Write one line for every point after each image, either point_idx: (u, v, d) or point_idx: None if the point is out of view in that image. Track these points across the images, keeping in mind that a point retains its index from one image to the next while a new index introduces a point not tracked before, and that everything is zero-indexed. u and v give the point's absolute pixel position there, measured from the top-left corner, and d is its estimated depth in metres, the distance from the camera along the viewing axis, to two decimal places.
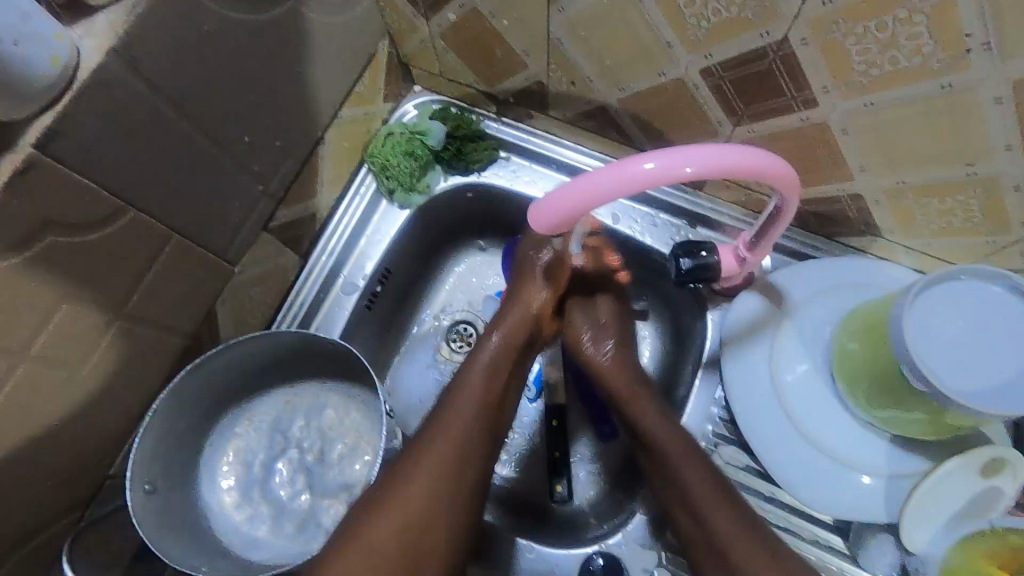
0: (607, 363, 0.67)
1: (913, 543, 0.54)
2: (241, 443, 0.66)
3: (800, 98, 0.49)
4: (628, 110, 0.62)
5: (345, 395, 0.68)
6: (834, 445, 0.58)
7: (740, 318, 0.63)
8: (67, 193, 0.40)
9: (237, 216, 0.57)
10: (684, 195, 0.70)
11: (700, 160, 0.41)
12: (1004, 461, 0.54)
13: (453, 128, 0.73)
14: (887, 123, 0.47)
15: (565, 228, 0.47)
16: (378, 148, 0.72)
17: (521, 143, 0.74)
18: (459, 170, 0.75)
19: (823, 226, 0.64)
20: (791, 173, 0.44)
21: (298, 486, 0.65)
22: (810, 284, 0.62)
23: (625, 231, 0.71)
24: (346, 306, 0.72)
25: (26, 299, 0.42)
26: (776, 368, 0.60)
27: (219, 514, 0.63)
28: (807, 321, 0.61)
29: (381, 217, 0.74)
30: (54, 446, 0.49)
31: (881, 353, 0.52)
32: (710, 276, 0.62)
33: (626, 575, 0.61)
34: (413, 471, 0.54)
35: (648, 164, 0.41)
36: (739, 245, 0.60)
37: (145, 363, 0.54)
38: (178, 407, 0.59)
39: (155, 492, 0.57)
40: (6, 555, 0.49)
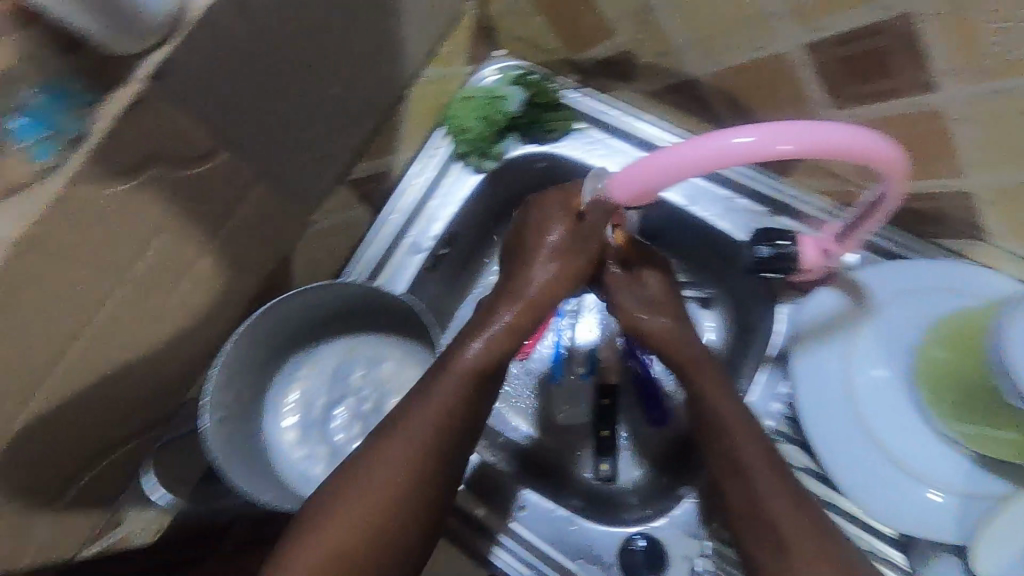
0: None
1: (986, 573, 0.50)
2: (303, 384, 0.69)
3: (915, 81, 0.46)
4: (717, 85, 0.59)
5: (406, 351, 0.70)
6: (905, 456, 0.55)
7: (816, 313, 0.60)
8: (170, 126, 0.42)
9: (318, 166, 0.59)
10: (767, 181, 0.67)
11: (799, 138, 0.39)
12: None
13: (532, 95, 0.72)
14: (1015, 113, 0.43)
15: (642, 202, 0.46)
16: (456, 110, 0.72)
17: (600, 115, 0.72)
18: (532, 139, 0.73)
19: (918, 225, 0.60)
20: (898, 158, 0.41)
21: (354, 432, 0.67)
22: (897, 285, 0.58)
23: (699, 214, 0.69)
24: (411, 265, 0.73)
25: (128, 226, 0.44)
26: (850, 369, 0.57)
27: (279, 448, 0.66)
28: (890, 323, 0.57)
29: (451, 180, 0.75)
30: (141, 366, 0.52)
31: (971, 362, 0.50)
32: (789, 267, 0.58)
33: (667, 559, 0.61)
34: (464, 429, 0.55)
35: (740, 138, 0.39)
36: (824, 236, 0.57)
37: (225, 298, 0.57)
38: (252, 344, 0.62)
39: (226, 419, 0.60)
40: (93, 459, 0.53)
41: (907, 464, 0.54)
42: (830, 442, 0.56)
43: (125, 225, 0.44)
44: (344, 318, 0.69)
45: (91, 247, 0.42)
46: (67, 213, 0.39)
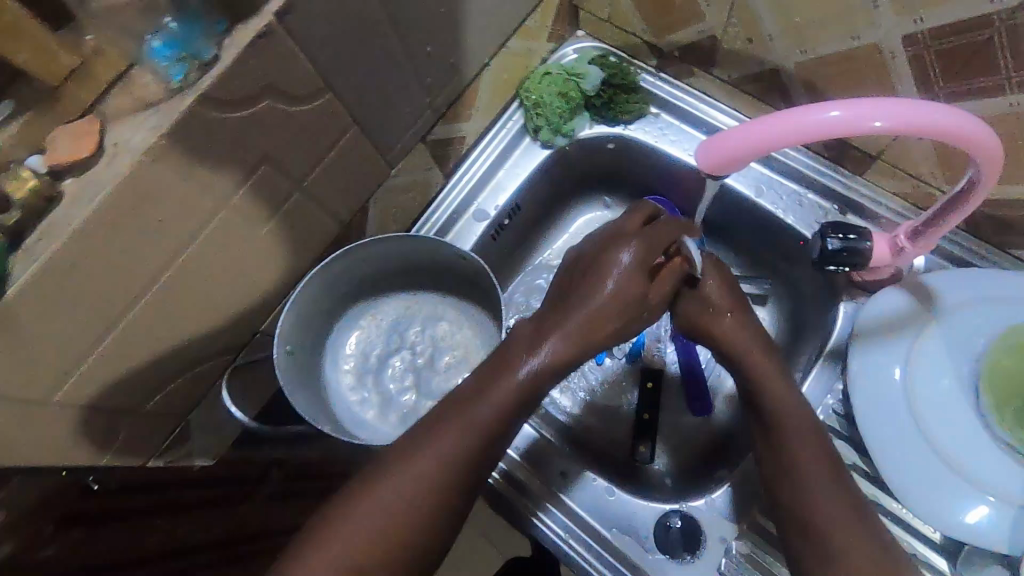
0: None
1: None
2: (363, 333, 0.72)
3: (1017, 79, 0.46)
4: (804, 76, 0.59)
5: (464, 312, 0.73)
6: (962, 462, 0.54)
7: (881, 312, 0.60)
8: (289, 63, 0.45)
9: (404, 122, 0.61)
10: (840, 178, 0.67)
11: (892, 115, 0.40)
12: None
13: (610, 75, 0.73)
14: None
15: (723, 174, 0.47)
16: (534, 85, 0.74)
17: (674, 100, 0.74)
18: (606, 120, 0.75)
19: (996, 234, 0.59)
20: (994, 145, 0.41)
21: (406, 384, 0.70)
22: (968, 292, 0.58)
23: (768, 205, 0.69)
24: (475, 232, 0.75)
25: (238, 155, 0.47)
26: (911, 370, 0.57)
27: (336, 390, 0.69)
28: (958, 328, 0.57)
29: (521, 153, 0.76)
30: (229, 292, 0.56)
31: None
32: (857, 262, 0.58)
33: (702, 540, 0.61)
34: None
35: (833, 112, 0.40)
36: (899, 232, 0.57)
37: (306, 238, 0.60)
38: (325, 285, 0.65)
39: (294, 353, 0.63)
40: (175, 376, 0.57)
41: (964, 470, 0.54)
42: (884, 440, 0.56)
43: (237, 153, 0.47)
44: (407, 275, 0.72)
45: (207, 171, 0.45)
46: (193, 133, 0.42)
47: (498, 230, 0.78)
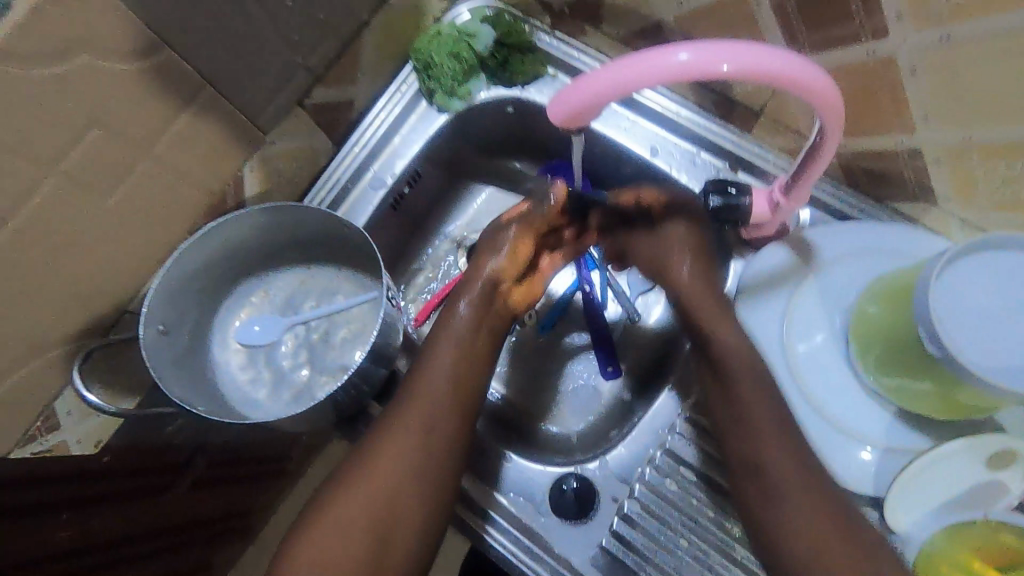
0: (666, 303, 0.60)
1: (897, 521, 0.52)
2: (255, 310, 0.69)
3: (869, 26, 0.46)
4: (683, 30, 0.59)
5: (358, 284, 0.70)
6: (838, 413, 0.55)
7: (766, 268, 0.60)
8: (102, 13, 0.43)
9: (273, 83, 0.59)
10: (730, 134, 0.66)
11: (739, 58, 0.39)
12: (1014, 455, 0.51)
13: (503, 35, 0.71)
14: (960, 61, 0.43)
15: (584, 123, 0.45)
16: (424, 45, 0.71)
17: (570, 61, 0.71)
18: (503, 82, 0.72)
19: (873, 186, 0.60)
20: (842, 104, 0.42)
21: (299, 360, 0.68)
22: (843, 245, 0.59)
23: (660, 166, 0.68)
24: (372, 202, 0.71)
25: (54, 115, 0.45)
26: (789, 329, 0.57)
27: (226, 371, 0.67)
28: (833, 279, 0.58)
29: (418, 118, 0.73)
30: (81, 263, 0.54)
31: (900, 318, 0.49)
32: (737, 219, 0.59)
33: (597, 502, 0.61)
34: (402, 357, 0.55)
35: (682, 56, 0.39)
36: (774, 188, 0.56)
37: (170, 207, 0.58)
38: (197, 262, 0.62)
39: (168, 332, 0.61)
40: (31, 355, 0.55)
41: (837, 418, 0.54)
42: None
43: (55, 112, 0.45)
44: (298, 248, 0.69)
45: (18, 133, 0.43)
46: None
47: (400, 198, 0.74)
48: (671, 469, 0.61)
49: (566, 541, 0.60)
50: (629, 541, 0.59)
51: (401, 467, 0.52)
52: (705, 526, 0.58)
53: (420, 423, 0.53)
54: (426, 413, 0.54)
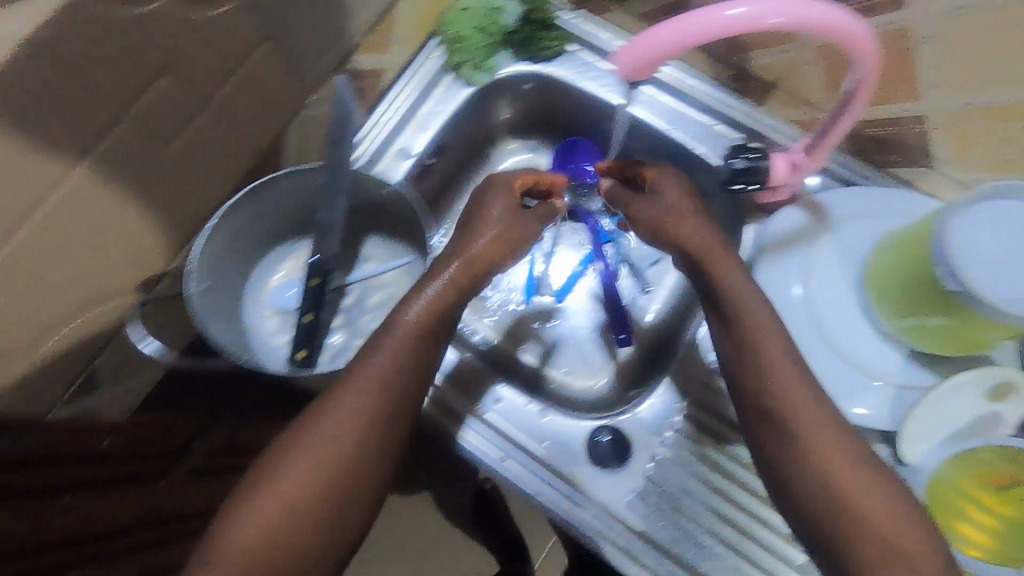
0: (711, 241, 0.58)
1: (910, 453, 0.58)
2: (286, 276, 0.68)
3: None
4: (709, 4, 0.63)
5: (390, 250, 0.72)
6: (857, 356, 0.59)
7: (783, 227, 0.64)
8: None
9: None
10: (745, 109, 0.71)
11: (790, 13, 0.42)
12: (1011, 387, 0.56)
13: (528, 11, 0.74)
14: (976, 25, 0.48)
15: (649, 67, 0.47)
16: (452, 20, 0.73)
17: (592, 39, 0.76)
18: (525, 58, 0.76)
19: (876, 152, 0.66)
20: (850, 19, 0.43)
21: (334, 323, 0.69)
22: (850, 207, 0.64)
23: (681, 138, 0.73)
24: (400, 171, 0.75)
25: None
26: (811, 281, 0.62)
27: (258, 335, 0.66)
28: (847, 237, 0.62)
29: (444, 90, 0.76)
30: None
31: (911, 263, 0.54)
32: (760, 180, 0.63)
33: (631, 451, 0.64)
34: (348, 376, 0.52)
35: (735, 10, 0.42)
36: (796, 149, 0.61)
37: None
38: (240, 224, 0.61)
39: (212, 292, 0.60)
40: None
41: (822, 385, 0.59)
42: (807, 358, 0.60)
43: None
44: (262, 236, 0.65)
45: None
46: None
47: (424, 169, 0.77)
48: (698, 416, 0.65)
49: (602, 491, 0.63)
50: (664, 487, 0.62)
51: (317, 458, 0.49)
52: (736, 466, 0.62)
53: (350, 408, 0.51)
54: (357, 399, 0.51)
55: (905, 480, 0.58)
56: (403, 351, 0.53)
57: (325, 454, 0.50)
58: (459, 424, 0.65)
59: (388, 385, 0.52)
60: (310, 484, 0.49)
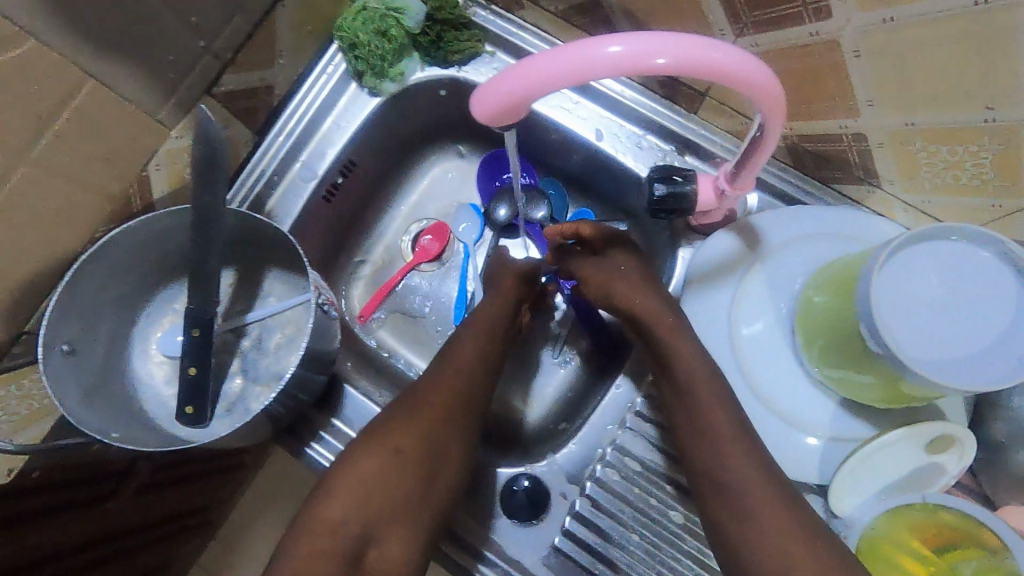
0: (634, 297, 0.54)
1: (840, 505, 0.53)
2: (174, 320, 0.63)
3: (811, 5, 0.43)
4: (623, 5, 0.55)
5: (290, 285, 0.66)
6: (780, 400, 0.55)
7: (712, 256, 0.58)
8: None
9: (172, 72, 0.53)
10: (677, 116, 0.63)
11: (675, 50, 0.36)
12: (953, 440, 0.51)
13: (434, 9, 0.65)
14: (908, 43, 0.41)
15: (514, 115, 0.40)
16: (349, 22, 0.65)
17: (509, 38, 0.67)
18: (436, 62, 0.68)
19: (819, 168, 0.59)
20: (751, 57, 0.37)
21: (230, 368, 0.63)
22: (787, 231, 0.57)
23: (607, 150, 0.65)
24: (301, 194, 0.67)
25: None
26: (738, 318, 0.56)
27: (146, 387, 0.61)
28: (780, 267, 0.57)
29: (348, 102, 0.68)
30: None
31: (841, 310, 0.48)
32: (684, 208, 0.56)
33: (549, 500, 0.60)
34: (427, 387, 0.53)
35: (615, 47, 0.36)
36: (719, 175, 0.54)
37: (59, 222, 0.51)
38: (106, 273, 0.56)
39: (78, 352, 0.55)
40: None
41: None
42: None
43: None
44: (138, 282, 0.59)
45: None
46: None
47: (332, 190, 0.70)
48: (619, 463, 0.60)
49: (517, 543, 0.59)
50: (581, 539, 0.58)
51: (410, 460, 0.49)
52: (658, 519, 0.58)
53: (429, 419, 0.51)
54: (430, 412, 0.51)
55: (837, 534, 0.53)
56: (468, 355, 0.55)
57: (407, 464, 0.49)
58: (472, 557, 0.58)
59: (461, 386, 0.53)
60: (389, 490, 0.48)
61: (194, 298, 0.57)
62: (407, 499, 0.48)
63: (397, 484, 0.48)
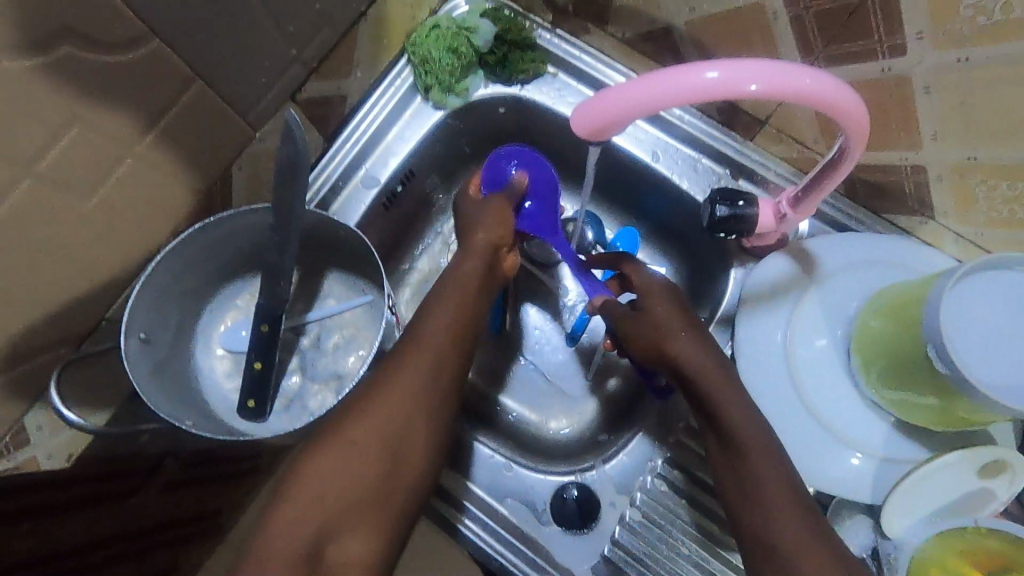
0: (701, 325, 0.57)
1: (892, 526, 0.54)
2: (240, 314, 0.65)
3: (887, 44, 0.46)
4: (694, 35, 0.58)
5: (350, 287, 0.67)
6: (832, 420, 0.56)
7: (767, 277, 0.61)
8: None
9: (266, 76, 0.55)
10: (732, 142, 0.66)
11: (769, 78, 0.37)
12: (1005, 465, 0.52)
13: (503, 30, 0.68)
14: (981, 83, 0.43)
15: (609, 133, 0.42)
16: (421, 38, 0.68)
17: (571, 58, 0.69)
18: (500, 80, 0.70)
19: (871, 198, 0.61)
20: (842, 88, 0.39)
21: (289, 366, 0.65)
22: (843, 257, 0.60)
23: (663, 171, 0.67)
24: (364, 200, 0.70)
25: None
26: (793, 337, 0.58)
27: (208, 379, 0.62)
28: (833, 292, 0.59)
29: (414, 113, 0.71)
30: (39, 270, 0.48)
31: (902, 332, 0.50)
32: (744, 229, 0.58)
33: (598, 509, 0.61)
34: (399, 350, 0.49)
35: (711, 74, 0.37)
36: (782, 199, 0.56)
37: (150, 214, 0.53)
38: (184, 264, 0.57)
39: (152, 340, 0.57)
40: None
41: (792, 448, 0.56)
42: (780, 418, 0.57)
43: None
44: (208, 277, 0.61)
45: None
46: None
47: (392, 197, 0.73)
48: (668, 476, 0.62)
49: (567, 551, 0.60)
50: (631, 551, 0.59)
51: (358, 437, 0.45)
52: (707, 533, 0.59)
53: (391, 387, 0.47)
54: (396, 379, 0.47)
55: (888, 554, 0.55)
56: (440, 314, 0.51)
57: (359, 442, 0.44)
58: (455, 510, 0.60)
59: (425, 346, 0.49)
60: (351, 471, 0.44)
61: (265, 295, 0.59)
62: (360, 495, 0.43)
63: (350, 454, 0.44)
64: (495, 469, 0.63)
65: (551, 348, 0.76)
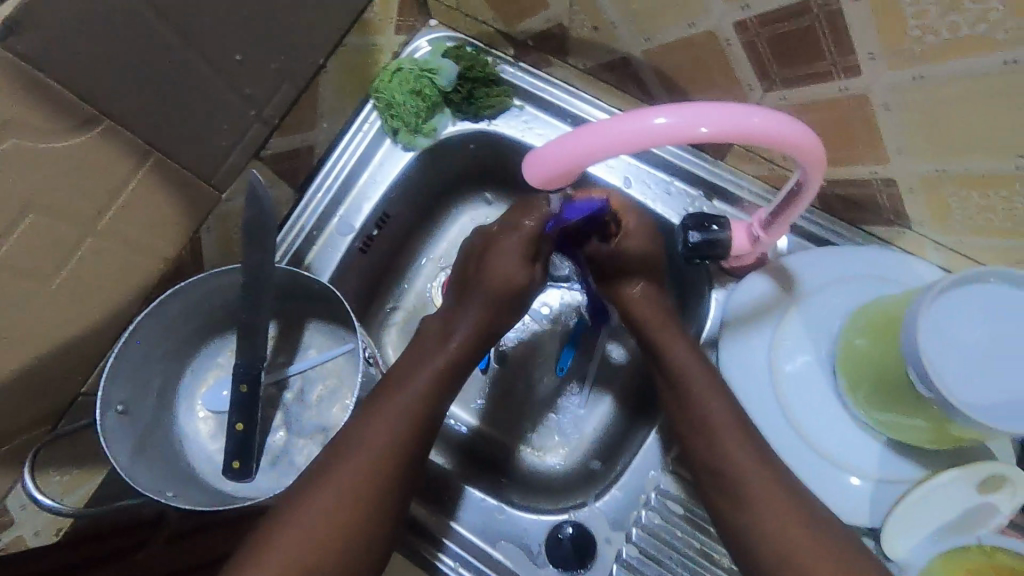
0: (682, 353, 0.56)
1: (893, 548, 0.52)
2: (221, 373, 0.64)
3: (841, 64, 0.45)
4: (652, 63, 0.58)
5: (331, 336, 0.67)
6: (826, 443, 0.55)
7: (747, 299, 0.59)
8: (45, 103, 0.40)
9: (226, 139, 0.55)
10: (704, 163, 0.66)
11: (718, 119, 0.37)
12: (1004, 479, 0.51)
13: (466, 69, 0.68)
14: (940, 99, 0.42)
15: (566, 180, 0.42)
16: (385, 84, 0.68)
17: (538, 92, 0.69)
18: (466, 116, 0.70)
19: (849, 211, 0.60)
20: (793, 122, 0.38)
21: (274, 422, 0.64)
22: (823, 273, 0.59)
23: (637, 196, 0.66)
24: (340, 247, 0.69)
25: None
26: (778, 358, 0.57)
27: (192, 442, 0.62)
28: (816, 310, 0.57)
29: (384, 156, 0.71)
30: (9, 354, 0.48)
31: (886, 352, 0.49)
32: (720, 253, 0.57)
33: (594, 547, 0.60)
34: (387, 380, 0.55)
35: (660, 119, 0.37)
36: (754, 222, 0.55)
37: (118, 286, 0.53)
38: (157, 332, 0.57)
39: (129, 411, 0.57)
40: None
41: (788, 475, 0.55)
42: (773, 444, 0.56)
43: None
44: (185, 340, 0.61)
45: None
46: None
47: (368, 241, 0.72)
48: (662, 507, 0.61)
49: None
50: None
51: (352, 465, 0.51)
52: (706, 565, 0.58)
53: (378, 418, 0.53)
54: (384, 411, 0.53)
55: None
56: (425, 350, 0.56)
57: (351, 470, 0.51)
58: (432, 546, 0.60)
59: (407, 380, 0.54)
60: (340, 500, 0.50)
61: (243, 355, 0.59)
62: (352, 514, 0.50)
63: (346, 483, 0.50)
64: (487, 515, 0.62)
65: (539, 378, 0.74)
